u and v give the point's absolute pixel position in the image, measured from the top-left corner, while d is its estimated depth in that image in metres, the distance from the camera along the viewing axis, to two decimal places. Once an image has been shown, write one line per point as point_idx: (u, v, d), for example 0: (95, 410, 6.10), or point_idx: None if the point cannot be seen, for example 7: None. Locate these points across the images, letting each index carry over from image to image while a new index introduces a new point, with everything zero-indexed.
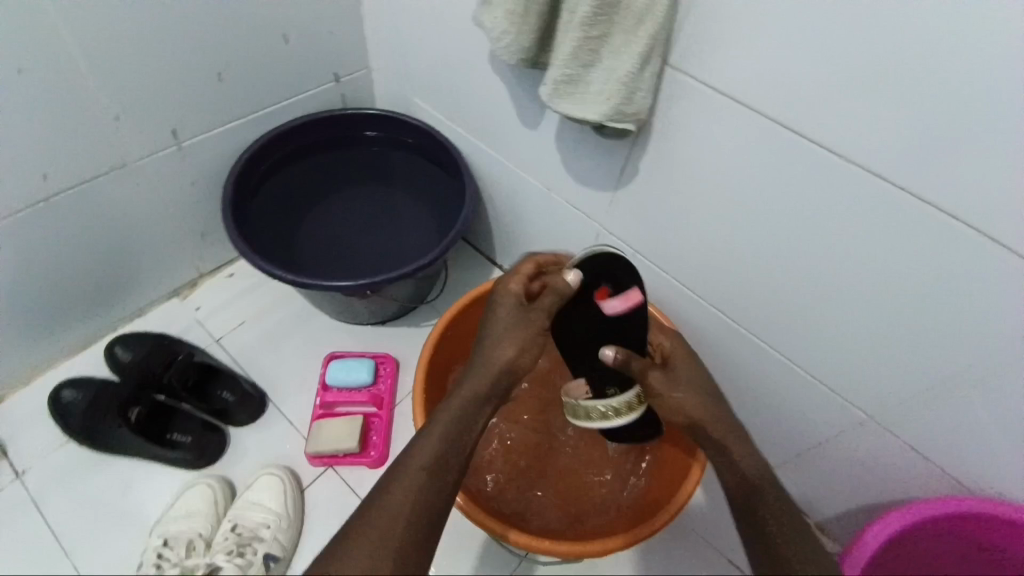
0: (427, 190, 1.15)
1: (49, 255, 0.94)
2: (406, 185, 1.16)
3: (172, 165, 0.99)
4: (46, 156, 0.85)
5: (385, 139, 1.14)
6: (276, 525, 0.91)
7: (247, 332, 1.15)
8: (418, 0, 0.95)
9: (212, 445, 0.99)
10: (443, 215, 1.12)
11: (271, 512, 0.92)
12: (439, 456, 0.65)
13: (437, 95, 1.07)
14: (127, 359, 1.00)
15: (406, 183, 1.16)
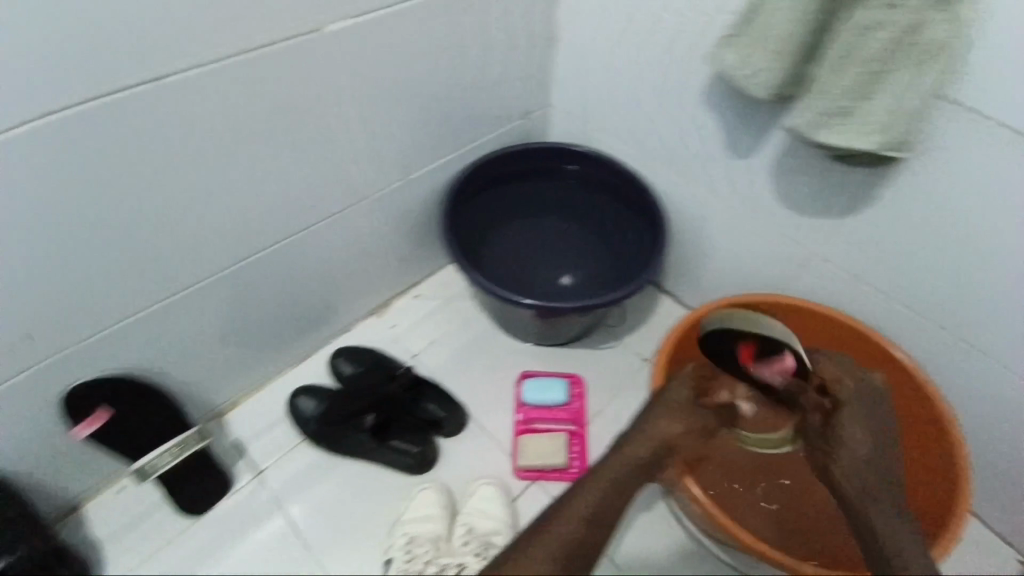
0: (617, 230, 1.18)
1: (294, 278, 1.04)
2: (590, 218, 1.20)
3: (396, 196, 1.09)
4: (314, 188, 0.95)
5: (585, 174, 1.17)
6: (506, 532, 0.97)
7: (439, 350, 1.22)
8: (628, 40, 1.01)
9: (431, 452, 1.05)
10: (626, 251, 1.16)
11: (499, 520, 0.98)
12: (611, 493, 0.77)
13: (628, 129, 1.12)
14: (349, 373, 1.11)
15: (589, 216, 1.21)
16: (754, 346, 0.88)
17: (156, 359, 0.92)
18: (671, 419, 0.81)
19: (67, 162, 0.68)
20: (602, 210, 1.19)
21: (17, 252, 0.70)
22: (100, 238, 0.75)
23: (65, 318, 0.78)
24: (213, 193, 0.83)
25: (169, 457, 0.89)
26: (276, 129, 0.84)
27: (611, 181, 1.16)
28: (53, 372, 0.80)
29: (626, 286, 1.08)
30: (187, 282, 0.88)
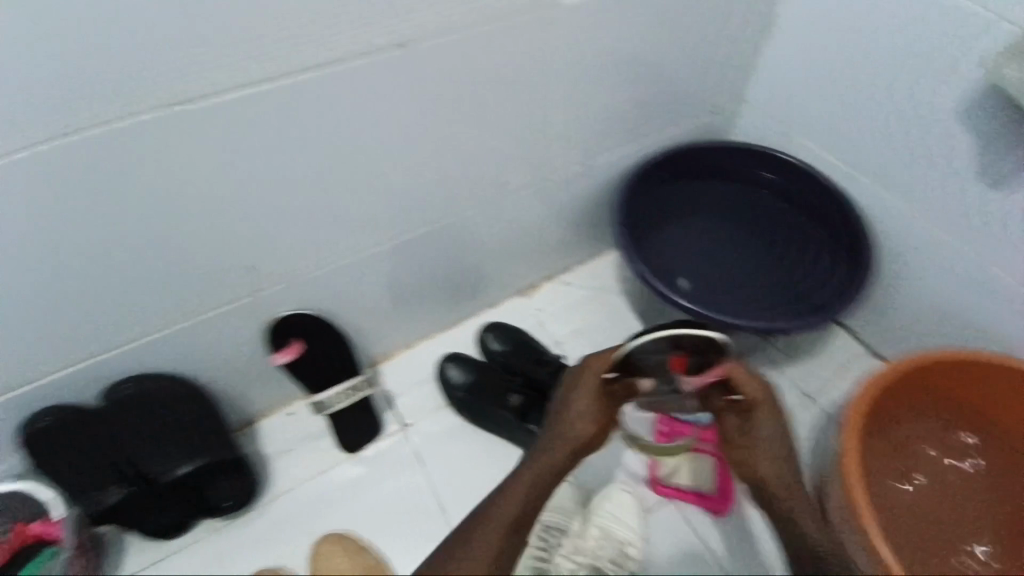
0: (804, 252, 1.07)
1: (465, 247, 1.07)
2: (767, 229, 1.10)
3: (575, 180, 1.08)
4: (507, 161, 0.96)
5: (780, 185, 1.08)
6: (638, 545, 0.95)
7: (584, 342, 1.20)
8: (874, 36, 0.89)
9: None
10: (806, 276, 1.05)
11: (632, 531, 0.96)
12: (531, 493, 0.83)
13: (841, 139, 1.01)
14: (497, 351, 1.12)
15: (767, 226, 1.11)
16: (684, 347, 0.87)
17: (343, 304, 0.99)
18: (579, 418, 0.88)
19: (325, 113, 0.74)
20: (790, 226, 1.09)
21: (269, 190, 0.77)
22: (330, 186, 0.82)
23: (288, 255, 0.86)
24: (425, 156, 0.87)
25: (340, 399, 0.99)
26: (491, 99, 0.86)
27: (806, 197, 1.07)
28: (267, 301, 0.89)
29: (810, 314, 0.97)
30: (384, 237, 0.94)
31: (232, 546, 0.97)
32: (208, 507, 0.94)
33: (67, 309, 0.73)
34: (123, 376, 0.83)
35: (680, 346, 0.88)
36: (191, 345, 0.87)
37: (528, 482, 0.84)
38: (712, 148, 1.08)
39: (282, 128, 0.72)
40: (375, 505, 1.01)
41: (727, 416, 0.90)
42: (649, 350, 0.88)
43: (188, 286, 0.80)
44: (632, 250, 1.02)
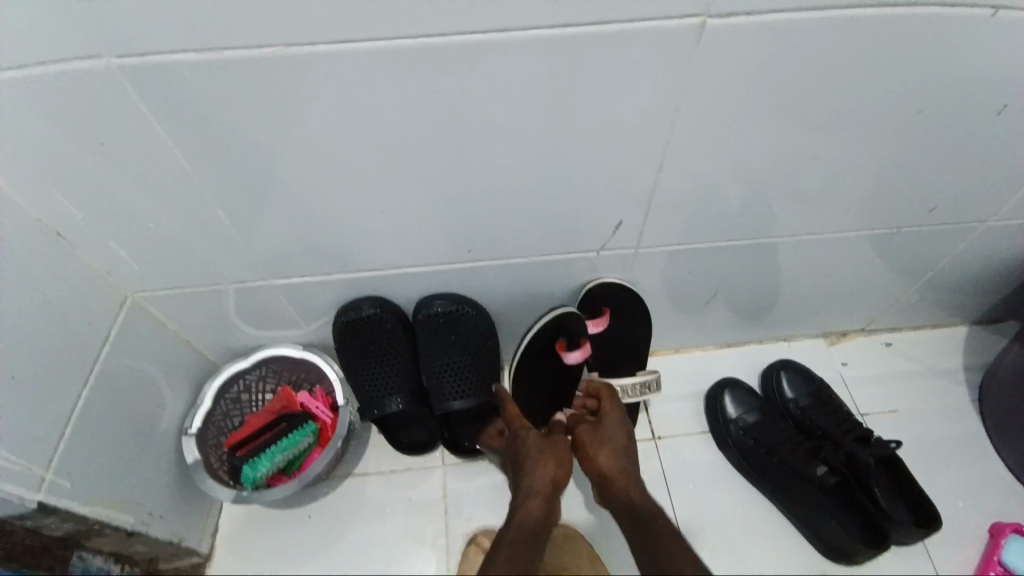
0: None
1: (808, 270, 0.87)
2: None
3: (987, 236, 0.82)
4: (932, 190, 0.73)
5: None
6: None
7: (896, 427, 0.95)
8: None
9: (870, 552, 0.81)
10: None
11: None
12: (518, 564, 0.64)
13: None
14: (791, 400, 0.93)
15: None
16: (564, 334, 0.84)
17: (655, 289, 0.87)
18: (540, 462, 0.75)
19: (811, 81, 0.57)
20: None
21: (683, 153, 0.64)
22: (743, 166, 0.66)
23: (650, 225, 0.74)
24: (861, 160, 0.68)
25: (626, 394, 0.86)
26: (988, 111, 0.63)
27: None
28: (599, 263, 0.79)
29: None
30: (746, 235, 0.78)
31: (463, 494, 0.91)
32: (456, 446, 0.88)
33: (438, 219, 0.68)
34: (437, 294, 0.80)
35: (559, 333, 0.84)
36: (510, 283, 0.80)
37: (536, 521, 0.70)
38: None
39: (754, 84, 0.56)
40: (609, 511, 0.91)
41: (582, 428, 0.80)
42: (553, 325, 0.83)
43: (545, 228, 0.72)
44: None
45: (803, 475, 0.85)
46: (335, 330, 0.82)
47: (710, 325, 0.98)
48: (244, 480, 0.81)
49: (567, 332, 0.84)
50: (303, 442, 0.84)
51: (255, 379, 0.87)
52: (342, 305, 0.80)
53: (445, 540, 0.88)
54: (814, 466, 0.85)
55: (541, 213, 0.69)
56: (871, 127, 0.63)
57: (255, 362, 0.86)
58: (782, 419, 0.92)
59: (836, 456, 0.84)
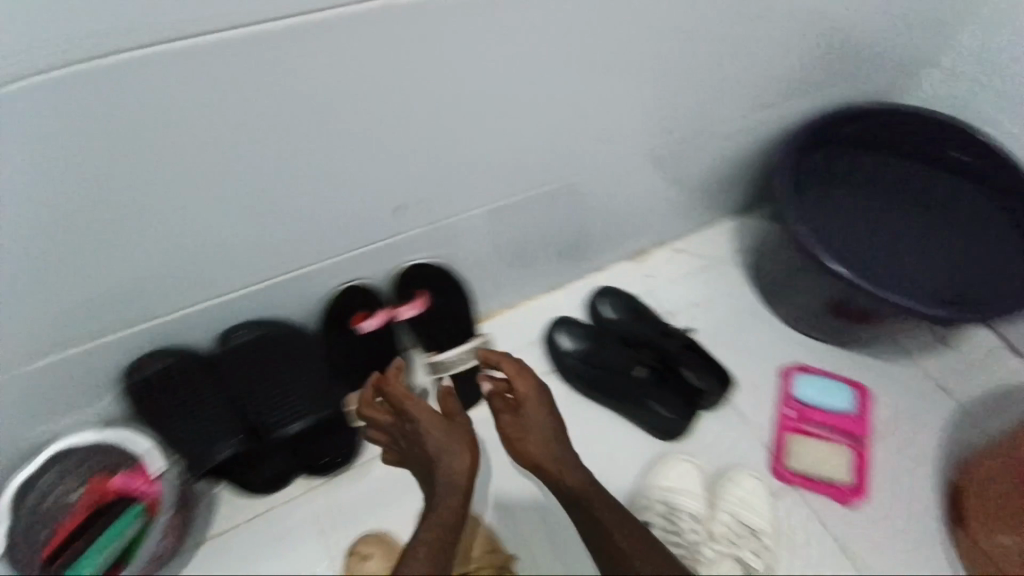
0: None
1: (596, 202, 0.96)
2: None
3: (715, 139, 0.96)
4: (658, 110, 0.84)
5: None
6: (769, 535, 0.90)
7: (698, 315, 1.10)
8: None
9: (688, 423, 0.97)
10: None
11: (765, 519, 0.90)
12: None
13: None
14: (612, 318, 1.04)
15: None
16: (359, 306, 0.81)
17: (467, 254, 0.89)
18: (456, 447, 0.73)
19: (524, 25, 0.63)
20: None
21: (436, 114, 0.67)
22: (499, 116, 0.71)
23: (435, 193, 0.76)
24: (597, 91, 0.76)
25: (465, 360, 0.88)
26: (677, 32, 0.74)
27: None
28: (394, 245, 0.80)
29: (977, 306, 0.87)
30: (529, 184, 0.84)
31: (337, 507, 0.89)
32: (316, 463, 0.87)
33: (215, 228, 0.65)
34: (240, 324, 0.76)
35: (355, 305, 0.81)
36: (320, 283, 0.78)
37: (453, 521, 0.70)
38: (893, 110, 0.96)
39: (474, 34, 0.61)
40: None
41: (505, 414, 0.81)
42: (348, 299, 0.80)
43: (334, 217, 0.71)
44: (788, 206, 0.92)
45: (626, 378, 0.97)
46: (130, 391, 0.75)
47: (530, 274, 1.04)
48: None
49: (366, 303, 0.81)
50: (130, 529, 0.74)
51: (48, 484, 0.72)
52: (125, 367, 0.73)
53: (328, 555, 0.86)
54: (638, 366, 0.98)
55: (327, 202, 0.69)
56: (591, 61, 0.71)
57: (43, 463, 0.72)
58: (601, 333, 1.03)
59: (651, 352, 0.98)
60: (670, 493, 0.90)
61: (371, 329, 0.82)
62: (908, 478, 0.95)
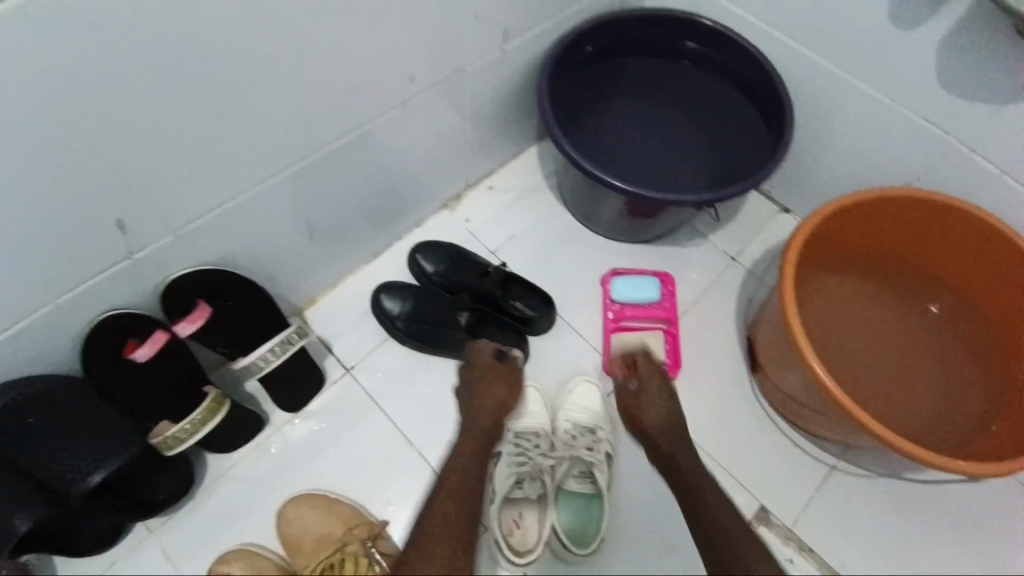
0: (729, 123, 1.08)
1: (378, 163, 0.94)
2: (706, 109, 1.09)
3: (482, 76, 0.96)
4: (405, 60, 0.82)
5: (707, 52, 1.06)
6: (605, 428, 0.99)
7: (519, 247, 1.15)
8: None
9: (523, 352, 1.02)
10: (745, 140, 1.07)
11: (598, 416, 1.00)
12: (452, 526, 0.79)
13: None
14: (432, 272, 1.05)
15: (708, 106, 1.09)
16: (130, 334, 0.75)
17: (247, 248, 0.84)
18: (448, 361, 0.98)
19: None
20: (712, 95, 1.09)
21: (125, 113, 0.59)
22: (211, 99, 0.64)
23: (170, 195, 0.69)
24: (322, 51, 0.71)
25: (274, 355, 0.86)
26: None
27: (732, 63, 1.05)
28: (150, 263, 0.73)
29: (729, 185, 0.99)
30: (285, 162, 0.79)
31: (189, 537, 0.87)
32: (143, 509, 0.81)
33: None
34: None
35: (125, 334, 0.75)
36: (71, 321, 0.71)
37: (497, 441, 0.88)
38: (636, 16, 1.02)
39: (133, 12, 0.54)
40: (320, 454, 0.94)
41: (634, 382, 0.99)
42: (113, 330, 0.74)
43: (48, 249, 0.63)
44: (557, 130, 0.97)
45: (454, 326, 1.01)
46: None
47: (340, 250, 1.01)
48: None
49: (136, 328, 0.76)
50: None
51: None
52: None
53: None
54: (464, 312, 1.02)
55: (28, 236, 0.60)
56: (301, 20, 0.66)
57: None
58: (425, 290, 1.05)
59: (476, 295, 1.02)
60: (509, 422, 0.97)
61: (149, 355, 0.76)
62: (713, 343, 1.10)
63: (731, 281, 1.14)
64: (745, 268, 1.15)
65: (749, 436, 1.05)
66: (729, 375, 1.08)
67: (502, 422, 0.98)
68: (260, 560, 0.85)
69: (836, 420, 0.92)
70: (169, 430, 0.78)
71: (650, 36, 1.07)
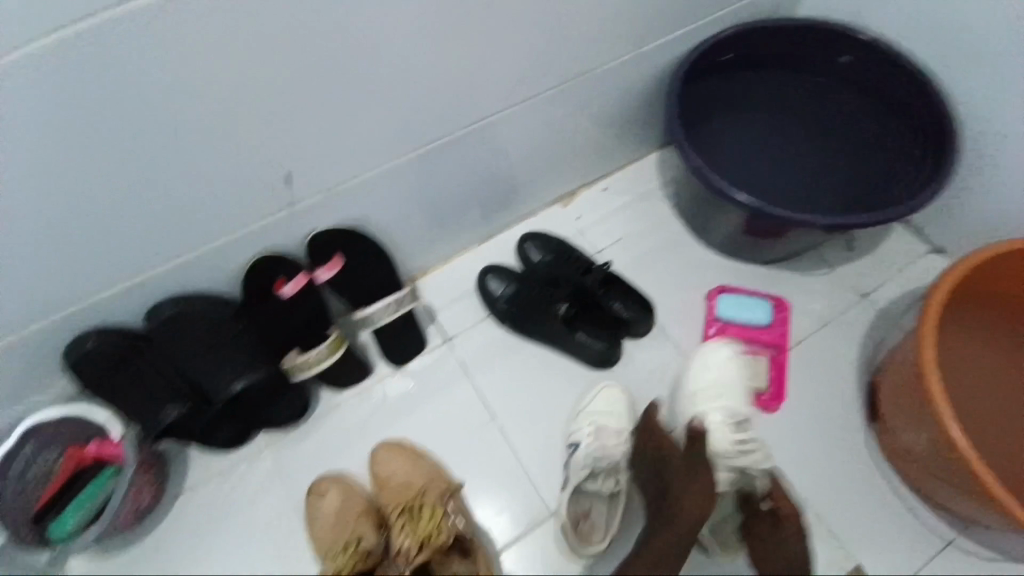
0: (878, 147, 0.99)
1: (505, 151, 1.00)
2: (851, 130, 1.02)
3: (616, 76, 0.99)
4: (546, 55, 0.87)
5: (865, 69, 0.98)
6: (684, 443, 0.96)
7: (625, 250, 1.15)
8: None
9: (614, 353, 1.02)
10: (892, 168, 0.98)
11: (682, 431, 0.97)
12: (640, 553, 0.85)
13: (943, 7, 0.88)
14: (538, 261, 1.09)
15: (853, 128, 1.02)
16: (278, 271, 0.88)
17: (381, 213, 0.95)
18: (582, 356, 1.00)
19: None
20: (862, 115, 1.01)
21: (311, 79, 0.70)
22: (376, 75, 0.74)
23: (331, 155, 0.80)
24: (476, 40, 0.78)
25: (387, 312, 0.95)
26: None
27: (893, 83, 0.96)
28: (303, 213, 0.85)
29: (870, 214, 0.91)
30: (425, 139, 0.87)
31: (295, 460, 0.99)
32: (263, 420, 0.95)
33: (124, 205, 0.70)
34: (163, 297, 0.85)
35: (275, 272, 0.89)
36: (237, 251, 0.85)
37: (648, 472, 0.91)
38: (788, 26, 0.97)
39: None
40: (411, 409, 1.02)
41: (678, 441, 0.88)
42: (267, 266, 0.88)
43: (236, 186, 0.77)
44: (683, 139, 0.96)
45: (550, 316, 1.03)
46: (72, 369, 0.83)
47: (457, 229, 1.09)
48: (53, 538, 0.85)
49: (284, 268, 0.89)
50: (102, 491, 0.86)
51: (32, 453, 0.85)
52: (63, 348, 0.82)
53: (292, 502, 0.96)
54: (564, 300, 1.04)
55: (225, 174, 0.74)
56: (463, 11, 0.73)
57: (19, 440, 0.83)
58: (528, 277, 1.09)
59: (579, 284, 1.04)
60: (591, 416, 0.97)
61: (292, 292, 0.89)
62: (824, 381, 1.01)
63: (857, 318, 1.04)
64: (875, 307, 1.05)
65: (858, 490, 0.95)
66: (842, 419, 0.99)
67: (584, 414, 0.98)
68: (353, 493, 0.94)
69: (965, 492, 0.81)
70: (297, 358, 0.91)
71: (800, 47, 1.01)
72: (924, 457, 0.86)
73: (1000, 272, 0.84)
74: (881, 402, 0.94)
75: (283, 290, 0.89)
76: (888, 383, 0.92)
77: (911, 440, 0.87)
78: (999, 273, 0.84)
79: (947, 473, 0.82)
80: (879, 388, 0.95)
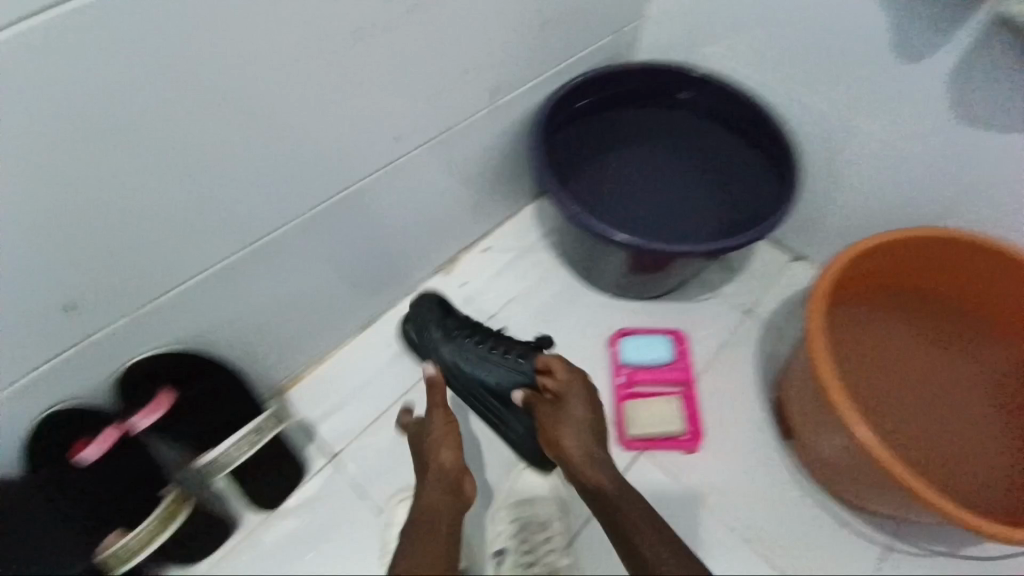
0: (731, 175, 1.04)
1: (366, 229, 0.89)
2: (705, 158, 1.06)
3: (472, 135, 0.93)
4: (390, 123, 0.79)
5: (703, 106, 1.04)
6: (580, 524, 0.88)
7: (518, 311, 1.07)
8: None
9: None
10: (753, 190, 1.02)
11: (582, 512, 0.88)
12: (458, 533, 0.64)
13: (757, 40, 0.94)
14: (426, 340, 0.97)
15: (712, 157, 1.06)
16: (76, 432, 0.67)
17: (221, 327, 0.78)
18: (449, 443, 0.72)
19: (176, 43, 0.53)
20: (711, 148, 1.06)
21: (79, 186, 0.55)
22: (177, 168, 0.60)
23: (153, 256, 0.64)
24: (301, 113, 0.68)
25: (242, 448, 0.75)
26: (372, 32, 0.67)
27: (731, 116, 1.02)
28: (104, 350, 0.67)
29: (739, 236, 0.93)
30: (266, 228, 0.74)
31: None
32: None
33: None
34: None
35: (73, 434, 0.67)
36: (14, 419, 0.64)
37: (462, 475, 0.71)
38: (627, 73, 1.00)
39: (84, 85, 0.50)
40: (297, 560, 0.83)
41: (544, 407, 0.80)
42: (61, 428, 0.66)
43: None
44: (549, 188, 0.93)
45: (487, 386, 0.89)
46: None
47: (327, 323, 0.94)
48: None
49: (86, 426, 0.68)
50: None
51: None
52: None
53: None
54: (496, 353, 0.89)
55: None
56: (276, 86, 0.63)
57: None
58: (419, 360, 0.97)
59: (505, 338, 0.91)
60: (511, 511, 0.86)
61: (94, 457, 0.67)
62: (734, 408, 0.99)
63: (752, 338, 1.06)
64: (764, 323, 1.07)
65: (794, 518, 0.92)
66: (762, 447, 0.97)
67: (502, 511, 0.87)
68: None
69: (890, 496, 0.80)
70: (113, 546, 0.67)
71: (642, 91, 1.05)
72: (844, 466, 0.85)
73: (864, 269, 0.89)
74: (792, 416, 0.93)
75: (82, 458, 0.67)
76: (793, 395, 0.92)
77: (828, 446, 0.86)
78: (864, 271, 0.89)
79: (868, 477, 0.81)
80: (787, 403, 0.94)
